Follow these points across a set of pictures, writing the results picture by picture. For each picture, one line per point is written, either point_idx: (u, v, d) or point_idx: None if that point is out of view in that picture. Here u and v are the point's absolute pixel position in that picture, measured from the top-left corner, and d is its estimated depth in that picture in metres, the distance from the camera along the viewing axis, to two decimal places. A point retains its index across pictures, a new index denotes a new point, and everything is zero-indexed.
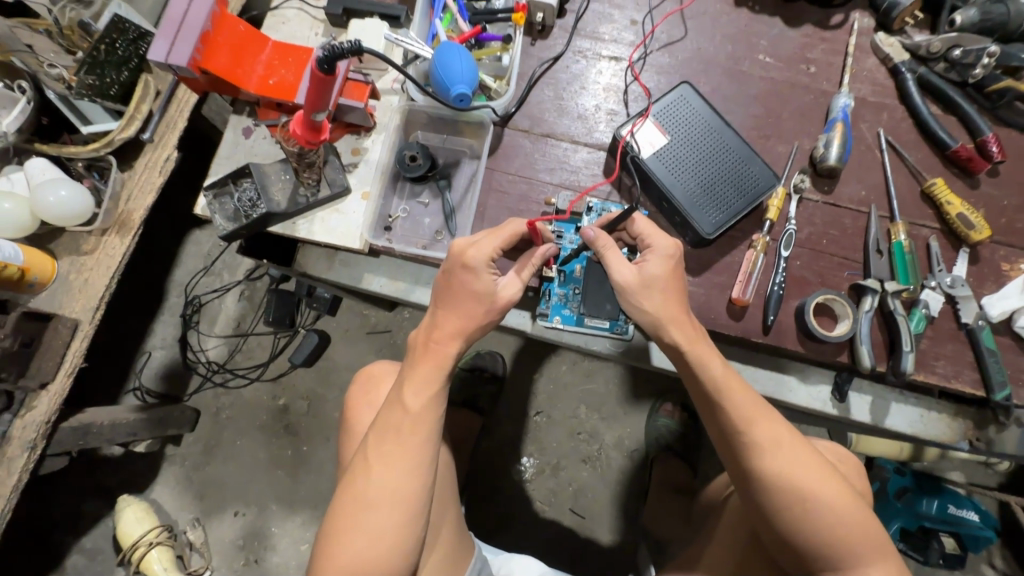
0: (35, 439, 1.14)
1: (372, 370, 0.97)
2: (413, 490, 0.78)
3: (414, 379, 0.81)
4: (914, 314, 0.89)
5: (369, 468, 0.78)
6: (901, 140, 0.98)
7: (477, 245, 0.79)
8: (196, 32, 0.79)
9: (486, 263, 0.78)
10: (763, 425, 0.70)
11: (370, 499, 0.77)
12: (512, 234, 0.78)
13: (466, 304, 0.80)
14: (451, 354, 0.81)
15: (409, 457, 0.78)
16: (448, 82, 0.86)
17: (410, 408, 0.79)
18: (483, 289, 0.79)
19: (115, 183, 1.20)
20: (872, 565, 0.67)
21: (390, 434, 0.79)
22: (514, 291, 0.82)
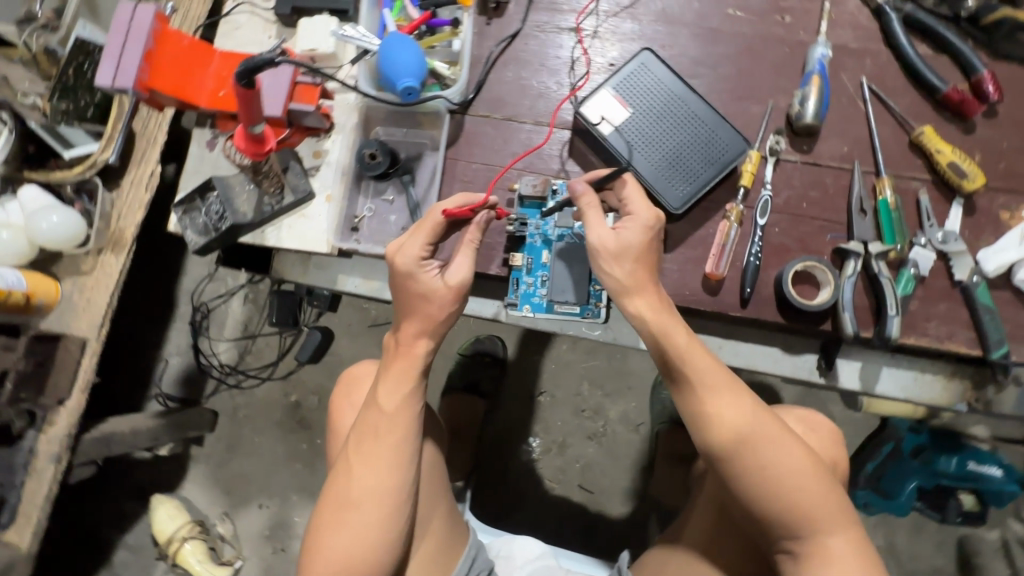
0: (59, 450, 1.22)
1: (355, 372, 0.98)
2: (393, 488, 0.80)
3: (387, 379, 0.83)
4: (902, 275, 0.84)
5: (349, 467, 0.81)
6: (887, 87, 0.91)
7: (404, 248, 0.80)
8: (138, 52, 0.79)
9: (417, 263, 0.79)
10: (729, 402, 0.70)
11: (351, 497, 0.79)
12: (427, 231, 0.76)
13: (427, 301, 0.81)
14: (421, 354, 0.82)
15: (387, 456, 0.80)
16: (393, 76, 0.84)
17: (385, 408, 0.81)
18: (425, 288, 0.80)
19: (103, 203, 1.23)
20: (832, 534, 0.69)
21: (368, 434, 0.81)
22: (465, 274, 0.80)
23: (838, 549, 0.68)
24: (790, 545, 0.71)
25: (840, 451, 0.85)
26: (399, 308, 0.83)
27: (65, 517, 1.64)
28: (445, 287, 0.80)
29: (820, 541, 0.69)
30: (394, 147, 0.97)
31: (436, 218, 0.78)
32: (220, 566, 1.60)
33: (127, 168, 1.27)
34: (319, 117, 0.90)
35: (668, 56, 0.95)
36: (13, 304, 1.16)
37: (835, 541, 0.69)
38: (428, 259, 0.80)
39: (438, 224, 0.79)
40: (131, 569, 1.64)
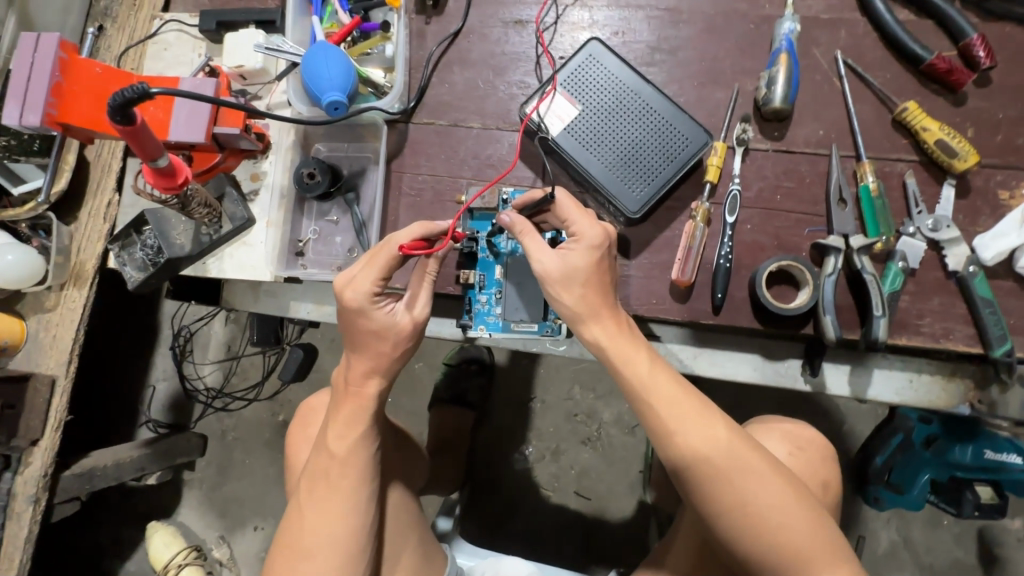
0: (37, 492, 1.17)
1: (312, 402, 0.98)
2: (347, 536, 0.75)
3: (337, 421, 0.78)
4: (889, 270, 0.76)
5: (302, 515, 0.76)
6: (865, 61, 0.82)
7: (354, 283, 0.73)
8: (44, 86, 0.75)
9: (369, 299, 0.73)
10: (699, 428, 0.64)
11: (304, 547, 0.75)
12: (384, 267, 0.70)
13: (379, 338, 0.75)
14: (372, 395, 0.78)
15: (339, 502, 0.76)
16: (318, 91, 0.79)
17: (336, 452, 0.77)
18: (377, 325, 0.74)
19: (60, 237, 1.11)
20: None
21: (320, 479, 0.77)
22: (420, 307, 0.76)
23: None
24: None
25: (833, 471, 0.78)
26: (350, 344, 0.77)
27: (62, 549, 1.63)
28: (399, 323, 0.75)
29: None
30: (337, 164, 0.91)
31: (393, 252, 0.71)
32: None
33: (84, 199, 1.13)
34: (250, 139, 0.85)
35: (622, 43, 0.87)
36: None
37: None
38: (380, 294, 0.74)
39: (393, 258, 0.72)
40: None
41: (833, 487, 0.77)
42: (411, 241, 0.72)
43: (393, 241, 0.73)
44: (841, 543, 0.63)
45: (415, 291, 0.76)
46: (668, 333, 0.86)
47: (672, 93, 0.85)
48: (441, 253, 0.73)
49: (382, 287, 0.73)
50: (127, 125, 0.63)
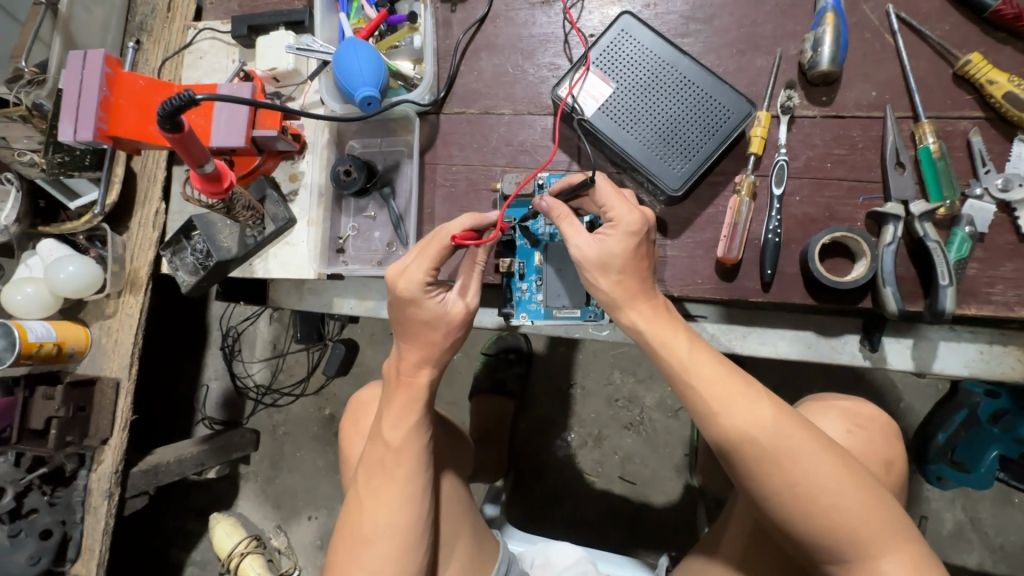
0: (110, 487, 1.23)
1: (362, 396, 0.99)
2: (404, 525, 0.77)
3: (390, 411, 0.79)
4: (954, 236, 0.71)
5: (360, 504, 0.79)
6: (920, 13, 0.77)
7: (407, 273, 0.74)
8: (94, 101, 0.78)
9: (422, 289, 0.74)
10: (744, 409, 0.63)
11: (363, 534, 0.77)
12: (437, 256, 0.71)
13: (430, 329, 0.76)
14: (423, 384, 0.79)
15: (395, 491, 0.77)
16: (351, 87, 0.80)
17: (390, 442, 0.78)
18: (429, 315, 0.75)
19: (115, 246, 1.16)
20: (883, 557, 0.59)
21: (376, 469, 0.79)
22: (471, 296, 0.78)
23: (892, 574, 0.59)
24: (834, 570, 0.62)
25: (897, 450, 0.74)
26: (398, 335, 0.79)
27: (135, 540, 1.73)
28: (449, 313, 0.76)
29: (869, 566, 0.60)
30: (371, 160, 0.91)
31: (448, 241, 0.73)
32: None
33: (134, 210, 1.18)
34: (287, 140, 0.87)
35: (655, 15, 0.84)
36: (45, 355, 1.16)
37: (889, 565, 0.59)
38: (431, 285, 0.75)
39: (446, 247, 0.73)
40: None
41: (897, 466, 0.73)
42: (462, 231, 0.73)
43: (444, 232, 0.74)
44: (902, 524, 0.61)
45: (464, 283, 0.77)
46: (713, 314, 0.84)
47: (709, 63, 0.82)
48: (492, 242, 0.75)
49: (434, 276, 0.74)
50: (176, 133, 0.65)
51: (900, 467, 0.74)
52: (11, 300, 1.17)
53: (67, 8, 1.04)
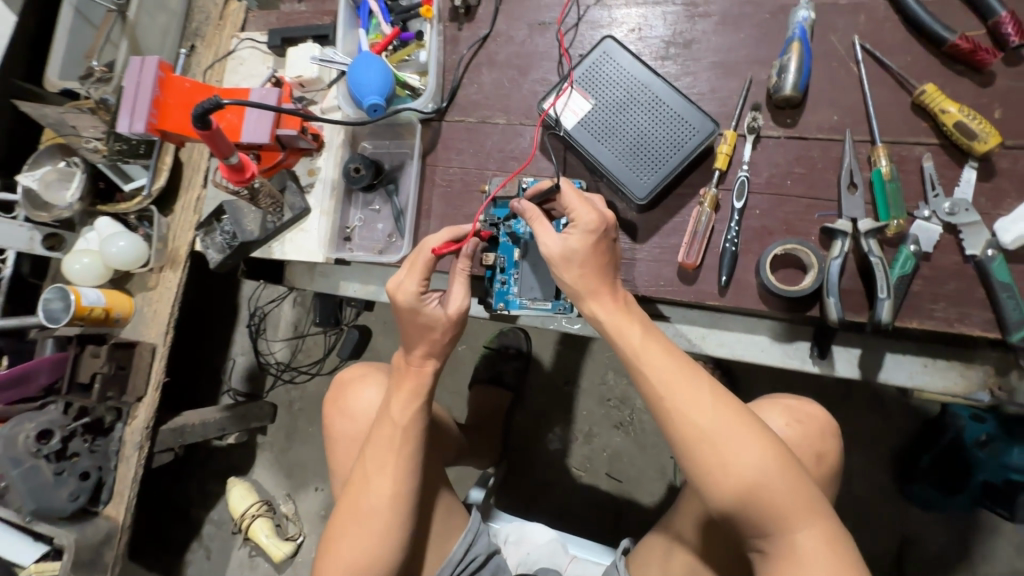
0: (142, 440, 1.38)
1: (344, 375, 1.09)
2: (403, 496, 0.86)
3: (399, 394, 0.87)
4: (901, 253, 0.76)
5: (367, 477, 0.86)
6: (885, 44, 0.82)
7: (403, 287, 0.81)
8: (147, 100, 0.91)
9: (417, 298, 0.82)
10: (687, 394, 0.70)
11: (367, 505, 0.85)
12: (422, 267, 0.79)
13: (432, 330, 0.84)
14: (429, 373, 0.87)
15: (399, 466, 0.86)
16: (361, 95, 0.91)
17: (398, 421, 0.86)
18: (429, 319, 0.83)
19: (160, 227, 1.33)
20: (801, 532, 0.65)
21: (382, 447, 0.86)
22: (463, 299, 0.85)
23: (808, 549, 0.64)
24: (761, 546, 0.68)
25: (832, 446, 0.79)
26: (406, 342, 0.86)
27: (162, 494, 1.90)
28: (446, 317, 0.83)
29: (788, 540, 0.65)
30: (380, 159, 1.03)
31: (430, 256, 0.81)
32: (285, 542, 1.77)
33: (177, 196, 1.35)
34: (307, 139, 0.99)
35: (638, 39, 0.92)
36: (95, 318, 1.32)
37: (806, 539, 0.65)
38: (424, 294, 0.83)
39: (431, 261, 0.82)
40: (215, 541, 1.85)
41: (830, 459, 0.78)
42: (441, 244, 0.82)
43: (427, 247, 0.83)
44: (821, 504, 0.66)
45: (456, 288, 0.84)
46: (678, 314, 0.90)
47: (686, 84, 0.89)
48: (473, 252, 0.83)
49: (426, 286, 0.82)
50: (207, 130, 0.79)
51: (832, 462, 0.79)
52: (69, 269, 1.34)
53: (135, 16, 1.20)
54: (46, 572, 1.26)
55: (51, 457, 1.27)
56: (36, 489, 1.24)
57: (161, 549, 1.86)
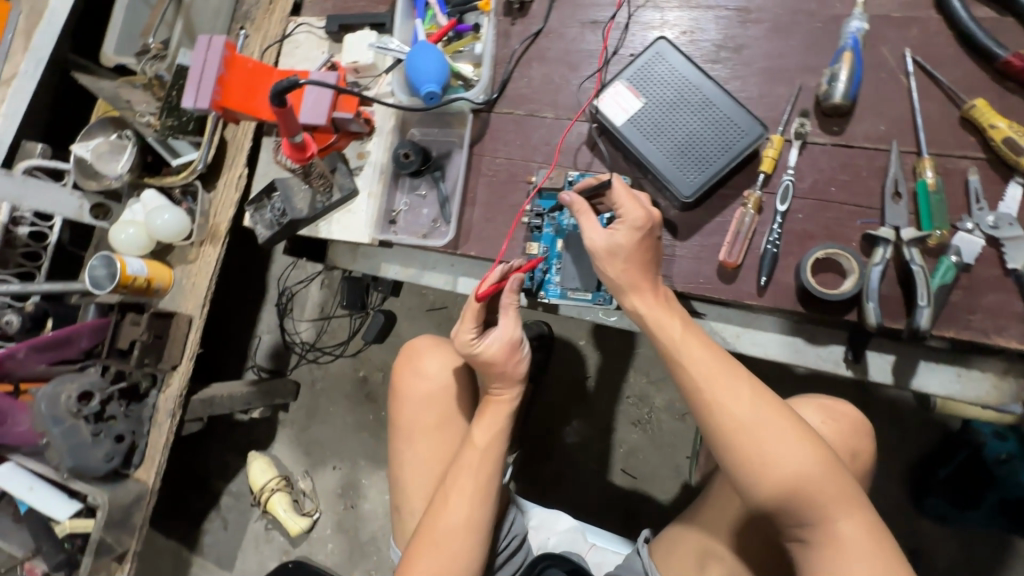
0: (174, 408, 1.29)
1: (415, 343, 1.08)
2: (478, 524, 0.86)
3: (482, 420, 0.91)
4: (941, 263, 0.78)
5: (448, 499, 0.88)
6: (936, 58, 0.84)
7: (458, 336, 0.88)
8: (212, 77, 0.96)
9: (471, 344, 0.87)
10: (727, 387, 0.72)
11: (448, 527, 0.86)
12: (466, 319, 0.85)
13: (493, 365, 0.87)
14: (510, 401, 0.91)
15: (478, 492, 0.87)
16: (418, 82, 0.94)
17: (479, 445, 0.90)
18: (487, 357, 0.87)
19: (203, 202, 1.30)
20: (840, 520, 0.67)
21: (464, 469, 0.89)
22: (513, 330, 0.86)
23: (849, 536, 0.67)
24: (801, 536, 0.70)
25: (864, 445, 0.82)
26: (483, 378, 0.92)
27: (174, 466, 1.87)
28: (501, 354, 0.86)
29: (828, 528, 0.67)
30: (428, 146, 1.06)
31: (473, 305, 0.85)
32: (301, 518, 1.72)
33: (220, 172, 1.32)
34: (359, 123, 1.02)
35: (689, 42, 0.94)
36: (136, 288, 1.26)
37: (845, 527, 0.67)
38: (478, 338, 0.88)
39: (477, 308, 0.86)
40: (233, 512, 1.81)
41: (862, 457, 0.81)
42: (484, 292, 0.85)
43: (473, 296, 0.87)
44: (858, 495, 0.69)
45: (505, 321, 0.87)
46: (712, 312, 0.93)
47: (734, 88, 0.91)
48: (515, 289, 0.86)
49: (478, 331, 0.87)
50: (280, 108, 0.91)
51: (864, 459, 0.81)
52: (115, 239, 1.29)
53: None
54: (80, 530, 1.20)
55: (88, 418, 1.18)
56: (74, 447, 1.16)
57: (179, 517, 1.84)
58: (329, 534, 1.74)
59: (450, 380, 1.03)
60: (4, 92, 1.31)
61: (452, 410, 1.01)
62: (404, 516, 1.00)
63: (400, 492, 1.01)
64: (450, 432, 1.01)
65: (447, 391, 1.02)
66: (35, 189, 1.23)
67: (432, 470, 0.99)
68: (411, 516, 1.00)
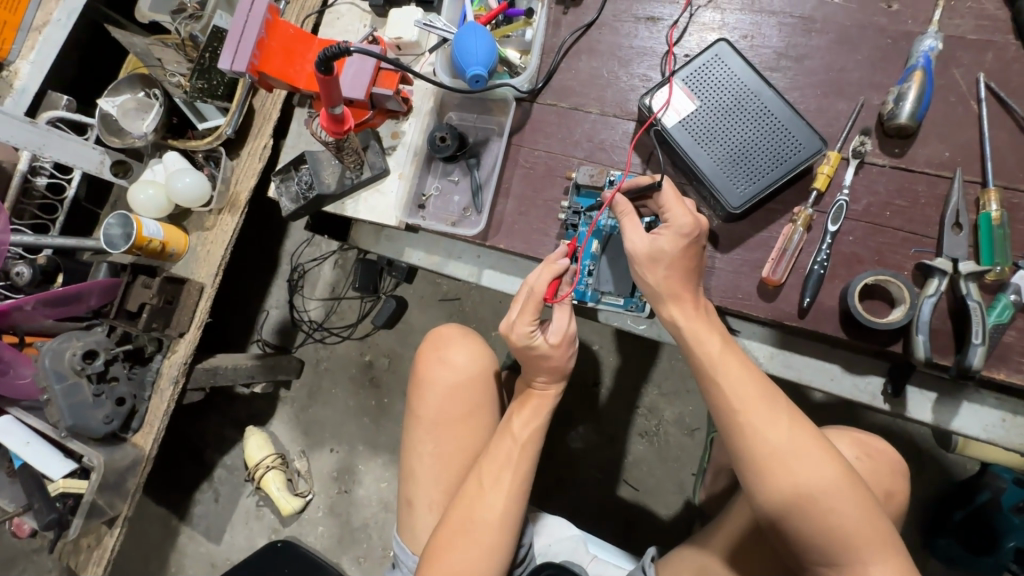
0: (178, 375, 1.24)
1: (442, 330, 1.06)
2: (514, 515, 0.84)
3: (522, 411, 0.90)
4: (998, 302, 0.75)
5: (482, 490, 0.85)
6: (1010, 87, 0.81)
7: (516, 327, 0.85)
8: (253, 40, 0.93)
9: (528, 336, 0.85)
10: (763, 411, 0.69)
11: (481, 519, 0.83)
12: (533, 311, 0.82)
13: (547, 359, 0.86)
14: (552, 395, 0.91)
15: (516, 483, 0.85)
16: (465, 64, 0.90)
17: (518, 437, 0.87)
18: (542, 352, 0.85)
19: (225, 169, 1.24)
20: (873, 565, 0.63)
21: (500, 461, 0.86)
22: (568, 324, 0.85)
23: None
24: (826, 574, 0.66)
25: (899, 484, 0.85)
26: (527, 370, 0.91)
27: (167, 434, 1.82)
28: (557, 348, 0.85)
29: (858, 571, 0.64)
30: (464, 132, 1.03)
31: (541, 300, 0.82)
32: (294, 497, 1.69)
33: (246, 140, 1.26)
34: (398, 101, 0.99)
35: (750, 46, 0.90)
36: (150, 251, 1.21)
37: (878, 572, 0.63)
38: (536, 331, 0.85)
39: (542, 303, 0.83)
40: (226, 485, 1.78)
41: (897, 498, 0.84)
42: (549, 287, 0.82)
43: (533, 288, 0.83)
44: (893, 538, 0.65)
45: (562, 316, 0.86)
46: (746, 329, 0.90)
47: (792, 99, 0.87)
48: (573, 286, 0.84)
49: (537, 325, 0.85)
50: (325, 76, 0.83)
51: (899, 500, 0.84)
52: (133, 199, 1.23)
53: None
54: (72, 489, 1.14)
55: (91, 377, 1.15)
56: (73, 405, 1.13)
57: (170, 485, 1.80)
58: (320, 517, 1.70)
59: (478, 370, 1.00)
60: (33, 40, 1.28)
61: (479, 401, 0.99)
62: (421, 506, 0.97)
63: (417, 482, 0.98)
64: (475, 423, 0.99)
65: (474, 381, 1.00)
66: (57, 140, 1.17)
67: (457, 459, 0.97)
68: (428, 507, 0.97)
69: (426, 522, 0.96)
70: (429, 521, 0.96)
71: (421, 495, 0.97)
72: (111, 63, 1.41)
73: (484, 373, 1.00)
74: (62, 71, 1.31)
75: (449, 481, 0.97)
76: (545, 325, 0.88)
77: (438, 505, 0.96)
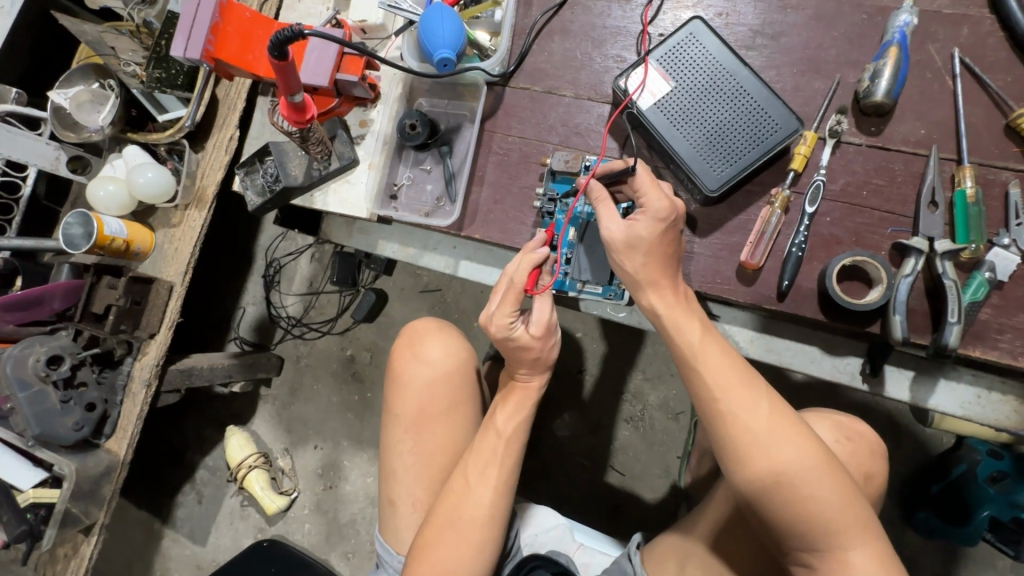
0: (150, 379, 1.19)
1: (417, 325, 1.04)
2: (502, 510, 0.83)
3: (506, 404, 0.88)
4: (973, 279, 0.76)
5: (466, 486, 0.83)
6: (984, 62, 0.80)
7: (495, 318, 0.82)
8: (206, 25, 0.88)
9: (507, 327, 0.82)
10: (743, 397, 0.68)
11: (468, 514, 0.82)
12: (513, 301, 0.81)
13: (527, 350, 0.84)
14: (536, 387, 0.90)
15: (503, 478, 0.84)
16: (432, 47, 0.86)
17: (503, 432, 0.86)
18: (523, 343, 0.83)
19: (190, 163, 1.18)
20: (853, 550, 0.63)
21: (484, 456, 0.85)
22: (548, 314, 0.84)
23: (860, 567, 0.63)
24: (807, 560, 0.66)
25: (879, 465, 0.85)
26: (510, 363, 0.89)
27: (144, 437, 1.78)
28: (538, 338, 0.83)
29: (838, 556, 0.64)
30: (436, 118, 0.99)
31: (521, 291, 0.80)
32: (279, 496, 1.66)
33: (210, 132, 1.20)
34: (365, 88, 0.95)
35: (725, 25, 0.88)
36: (113, 250, 1.14)
37: (857, 557, 0.63)
38: (516, 321, 0.83)
39: (522, 294, 0.81)
40: (208, 487, 1.74)
41: (877, 479, 0.85)
42: (528, 278, 0.80)
43: (512, 278, 0.81)
44: (871, 521, 0.65)
45: (539, 306, 0.83)
46: (727, 314, 0.90)
47: (769, 78, 0.85)
48: (552, 280, 0.83)
49: (517, 315, 0.82)
50: (281, 61, 0.78)
51: (879, 480, 0.85)
52: (92, 195, 1.16)
53: None
54: (44, 499, 1.09)
55: (58, 383, 1.09)
56: (40, 413, 1.08)
57: (151, 488, 1.76)
58: (306, 515, 1.68)
59: (456, 365, 0.98)
60: None
61: (458, 395, 0.97)
62: (404, 506, 0.95)
63: (399, 481, 0.96)
64: (458, 417, 0.97)
65: (452, 375, 0.98)
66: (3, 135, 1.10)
67: (439, 454, 0.96)
68: (412, 506, 0.95)
69: (410, 521, 0.95)
70: (414, 520, 0.95)
71: (403, 494, 0.96)
72: (63, 52, 1.34)
73: (462, 367, 0.99)
74: (9, 62, 1.24)
75: (432, 478, 0.95)
76: (526, 315, 0.86)
77: (422, 502, 0.95)
